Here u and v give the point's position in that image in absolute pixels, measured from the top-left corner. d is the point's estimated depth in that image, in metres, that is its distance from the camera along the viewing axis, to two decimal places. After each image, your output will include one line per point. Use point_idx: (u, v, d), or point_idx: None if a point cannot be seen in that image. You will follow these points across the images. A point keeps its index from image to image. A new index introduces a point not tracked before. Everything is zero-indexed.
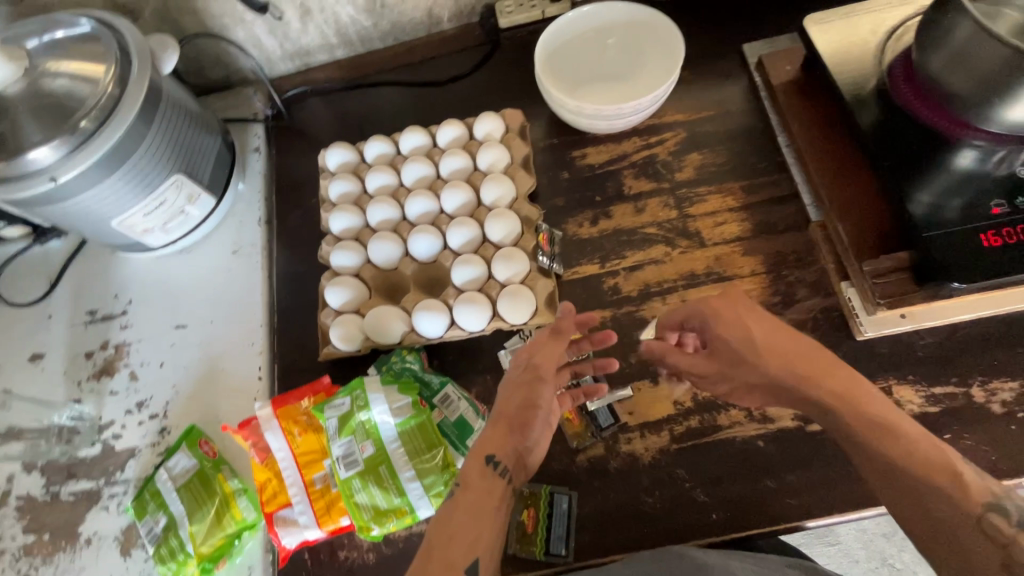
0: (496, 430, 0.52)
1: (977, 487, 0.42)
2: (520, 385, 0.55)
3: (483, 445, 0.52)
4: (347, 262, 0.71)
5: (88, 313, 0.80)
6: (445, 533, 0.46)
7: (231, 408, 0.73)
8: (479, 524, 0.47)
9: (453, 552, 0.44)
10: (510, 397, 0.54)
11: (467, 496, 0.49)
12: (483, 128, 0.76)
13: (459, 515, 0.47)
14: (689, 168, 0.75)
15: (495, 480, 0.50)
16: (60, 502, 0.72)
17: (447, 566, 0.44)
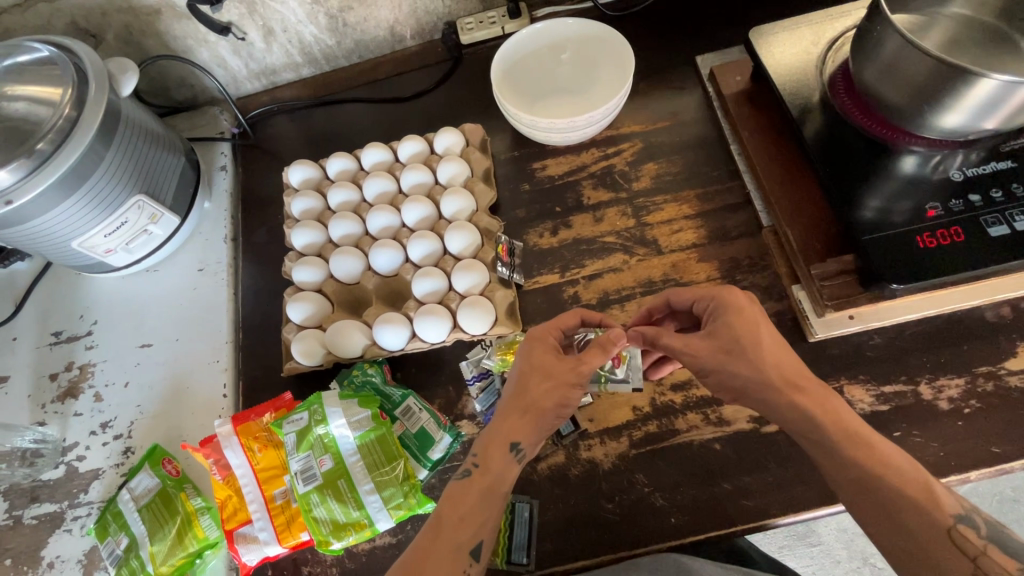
0: (519, 420, 0.53)
1: (948, 500, 0.45)
2: (556, 387, 0.53)
3: (505, 432, 0.53)
4: (310, 277, 0.72)
5: (53, 334, 0.80)
6: (457, 513, 0.50)
7: (196, 426, 0.73)
8: (488, 508, 0.51)
9: (460, 537, 0.49)
10: (542, 394, 0.53)
11: (480, 481, 0.52)
12: (443, 142, 0.78)
13: (470, 496, 0.51)
14: (646, 177, 0.77)
15: (512, 465, 0.53)
16: (23, 526, 0.71)
17: (453, 547, 0.48)
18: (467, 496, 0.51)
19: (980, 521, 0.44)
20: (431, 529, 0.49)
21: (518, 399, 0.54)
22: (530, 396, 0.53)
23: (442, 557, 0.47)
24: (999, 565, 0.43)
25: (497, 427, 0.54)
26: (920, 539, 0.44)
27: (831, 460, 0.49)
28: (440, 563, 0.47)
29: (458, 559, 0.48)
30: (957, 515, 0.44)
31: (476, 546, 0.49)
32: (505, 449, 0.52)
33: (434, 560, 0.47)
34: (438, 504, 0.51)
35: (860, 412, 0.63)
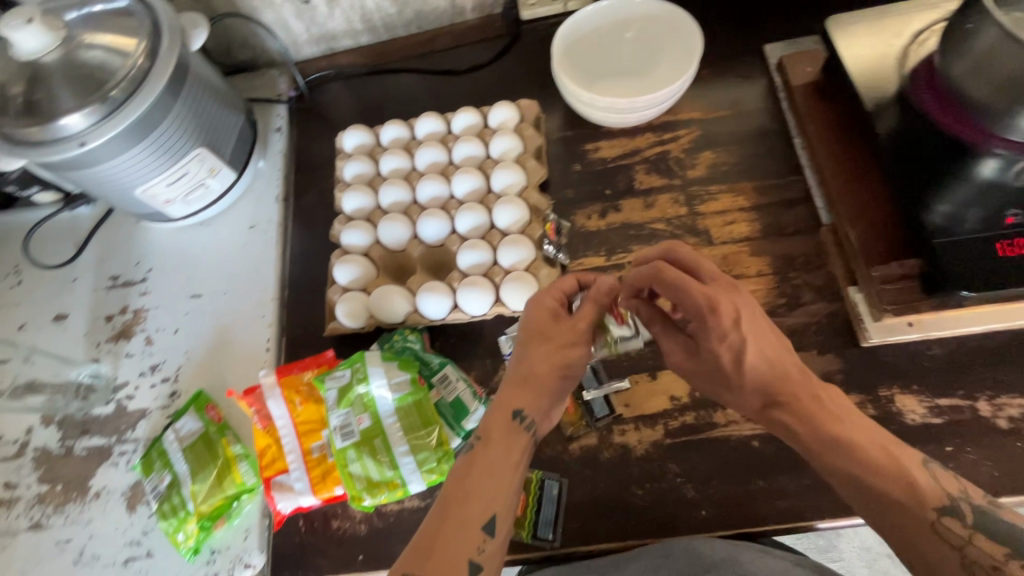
0: (519, 386, 0.53)
1: (931, 494, 0.43)
2: (553, 350, 0.54)
3: (507, 401, 0.53)
4: (358, 241, 0.73)
5: (110, 278, 0.84)
6: (465, 489, 0.48)
7: (238, 377, 0.75)
8: (499, 482, 0.49)
9: (468, 512, 0.47)
10: (541, 357, 0.54)
11: (487, 451, 0.50)
12: (498, 116, 0.78)
13: (477, 471, 0.49)
14: (702, 165, 0.75)
15: (519, 432, 0.52)
16: (74, 456, 0.75)
17: (463, 522, 0.47)
18: (473, 471, 0.49)
19: (966, 508, 0.42)
20: (437, 507, 0.48)
21: (519, 366, 0.54)
22: (526, 361, 0.54)
23: (450, 531, 0.46)
24: (988, 553, 0.41)
25: (501, 398, 0.53)
26: (914, 537, 0.42)
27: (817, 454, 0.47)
28: (449, 540, 0.46)
29: (468, 535, 0.46)
30: (941, 508, 0.42)
31: (489, 521, 0.47)
32: (510, 416, 0.52)
33: (443, 537, 0.46)
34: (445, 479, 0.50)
35: (909, 423, 0.61)
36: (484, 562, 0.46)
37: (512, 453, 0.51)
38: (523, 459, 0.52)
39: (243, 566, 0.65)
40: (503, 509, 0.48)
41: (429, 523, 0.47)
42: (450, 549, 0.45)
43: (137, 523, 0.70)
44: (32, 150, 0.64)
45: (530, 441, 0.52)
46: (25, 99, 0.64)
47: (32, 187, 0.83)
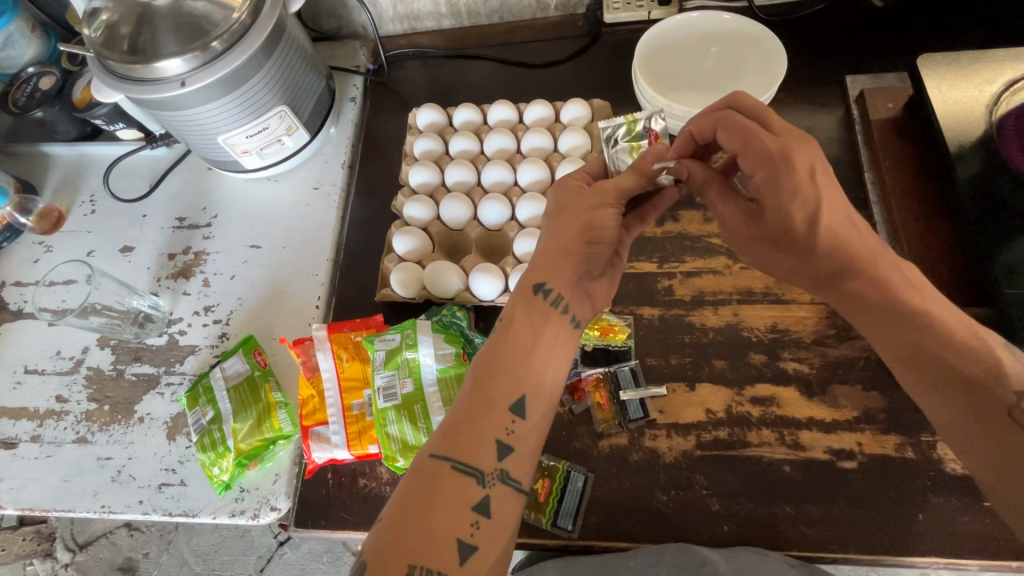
0: (545, 260, 0.53)
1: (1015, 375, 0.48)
2: (572, 220, 0.53)
3: (530, 279, 0.54)
4: (419, 214, 0.75)
5: (178, 219, 0.88)
6: (492, 368, 0.50)
7: (287, 328, 0.78)
8: (527, 364, 0.50)
9: (494, 393, 0.49)
10: (562, 225, 0.53)
11: (511, 330, 0.52)
12: (570, 112, 0.79)
13: (507, 352, 0.51)
14: None
15: (545, 307, 0.53)
16: (124, 380, 0.78)
17: (489, 402, 0.48)
18: (500, 349, 0.51)
19: None
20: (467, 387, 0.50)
21: (545, 240, 0.54)
22: (545, 235, 0.55)
23: (477, 410, 0.48)
24: None
25: (523, 279, 0.55)
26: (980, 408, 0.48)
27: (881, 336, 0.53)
28: (475, 419, 0.48)
29: (495, 414, 0.48)
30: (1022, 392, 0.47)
31: (519, 401, 0.49)
32: (531, 292, 0.53)
33: (469, 414, 0.48)
34: (473, 361, 0.51)
35: (949, 471, 0.60)
36: (514, 443, 0.48)
37: (540, 331, 0.52)
38: (555, 336, 0.52)
39: (268, 508, 0.67)
40: (533, 392, 0.50)
41: (458, 405, 0.50)
42: (477, 428, 0.48)
43: (175, 452, 0.73)
44: (136, 88, 0.67)
45: (562, 313, 0.53)
46: (131, 41, 0.66)
47: (118, 123, 0.87)
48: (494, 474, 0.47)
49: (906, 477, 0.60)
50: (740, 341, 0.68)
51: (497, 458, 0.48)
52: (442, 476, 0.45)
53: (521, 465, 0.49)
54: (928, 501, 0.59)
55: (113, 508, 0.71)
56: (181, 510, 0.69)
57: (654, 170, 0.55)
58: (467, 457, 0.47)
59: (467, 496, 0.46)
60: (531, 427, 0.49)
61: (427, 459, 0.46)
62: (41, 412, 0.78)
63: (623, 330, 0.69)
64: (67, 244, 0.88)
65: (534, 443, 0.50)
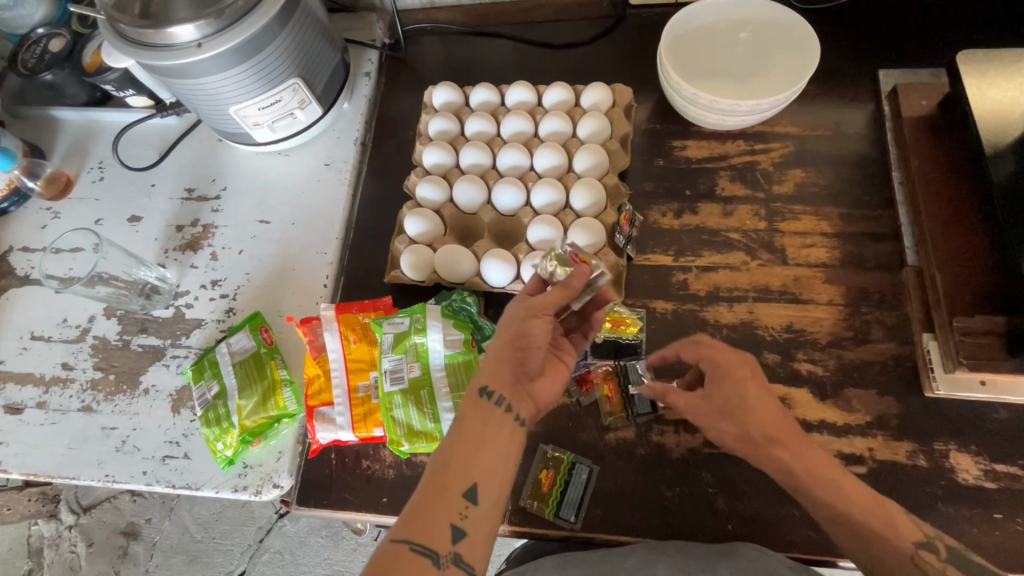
0: (490, 364, 0.53)
1: (909, 528, 0.49)
2: (513, 324, 0.54)
3: (479, 379, 0.53)
4: (431, 196, 0.73)
5: (186, 190, 0.87)
6: (444, 459, 0.49)
7: (294, 306, 0.77)
8: (478, 456, 0.50)
9: (449, 480, 0.48)
10: (506, 327, 0.54)
11: (464, 426, 0.51)
12: (590, 97, 0.76)
13: (459, 443, 0.50)
14: (790, 182, 0.73)
15: (493, 407, 0.51)
16: (130, 350, 0.78)
17: (443, 489, 0.48)
18: (453, 441, 0.50)
19: (940, 546, 0.49)
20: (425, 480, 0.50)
21: (495, 343, 0.54)
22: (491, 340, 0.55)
23: (431, 497, 0.47)
24: None
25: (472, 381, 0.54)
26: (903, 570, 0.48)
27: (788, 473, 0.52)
28: (430, 507, 0.47)
29: (449, 503, 0.47)
30: (918, 542, 0.49)
31: (470, 490, 0.48)
32: (475, 394, 0.52)
33: (424, 501, 0.47)
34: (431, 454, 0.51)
35: (961, 481, 0.59)
36: (469, 529, 0.47)
37: (490, 425, 0.51)
38: (504, 431, 0.51)
39: (271, 485, 0.67)
40: (486, 476, 0.49)
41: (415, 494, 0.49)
42: (430, 515, 0.47)
43: (180, 425, 0.73)
44: (131, 47, 0.65)
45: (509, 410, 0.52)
46: (142, 5, 0.64)
47: (128, 90, 0.84)
48: (448, 556, 0.46)
49: (917, 485, 0.59)
50: (754, 339, 0.67)
51: (451, 543, 0.46)
52: (399, 560, 0.44)
53: (477, 549, 0.47)
54: (938, 510, 0.58)
55: (116, 477, 0.71)
56: (184, 483, 0.70)
57: (581, 286, 0.54)
58: (424, 539, 0.46)
59: None
60: (485, 513, 0.48)
61: (386, 544, 0.46)
62: (47, 379, 0.78)
63: (634, 323, 0.68)
64: (75, 211, 0.87)
65: (490, 528, 0.48)
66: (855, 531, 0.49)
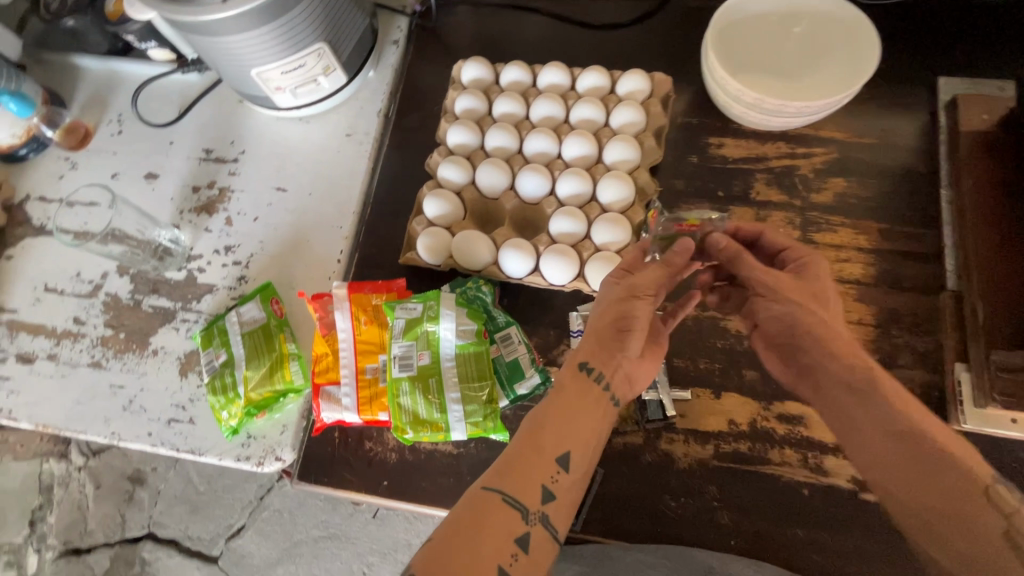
0: (591, 339, 0.52)
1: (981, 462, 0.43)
2: (615, 300, 0.52)
3: (581, 352, 0.52)
4: (453, 177, 0.71)
5: (204, 151, 0.85)
6: (541, 422, 0.49)
7: (306, 279, 0.76)
8: (574, 425, 0.49)
9: (545, 443, 0.48)
10: (609, 305, 0.52)
11: (562, 395, 0.50)
12: (627, 85, 0.72)
13: (559, 409, 0.50)
14: (829, 191, 0.69)
15: (593, 383, 0.50)
16: (141, 310, 0.78)
17: (539, 449, 0.47)
18: (551, 406, 0.50)
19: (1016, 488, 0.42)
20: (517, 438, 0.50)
21: (597, 318, 0.53)
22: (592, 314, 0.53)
23: (525, 455, 0.47)
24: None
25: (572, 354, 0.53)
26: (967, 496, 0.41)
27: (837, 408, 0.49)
28: (525, 463, 0.47)
29: (543, 463, 0.47)
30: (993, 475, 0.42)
31: (565, 455, 0.48)
32: (575, 368, 0.51)
33: (518, 457, 0.47)
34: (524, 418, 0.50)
35: None
36: (558, 492, 0.47)
37: (587, 399, 0.50)
38: (599, 408, 0.50)
39: (273, 458, 0.67)
40: (580, 445, 0.49)
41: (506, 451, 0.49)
42: (524, 469, 0.46)
43: (186, 389, 0.73)
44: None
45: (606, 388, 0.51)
46: None
47: (150, 42, 0.84)
48: (537, 513, 0.46)
49: None
50: None
51: (541, 502, 0.46)
52: (491, 507, 0.44)
53: (562, 514, 0.47)
54: None
55: (122, 435, 0.72)
56: (188, 447, 0.70)
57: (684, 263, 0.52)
58: (515, 493, 0.45)
59: (508, 528, 0.44)
60: (574, 480, 0.48)
61: (476, 490, 0.45)
62: (58, 331, 0.78)
63: None
64: (92, 164, 0.86)
65: (576, 493, 0.48)
66: (913, 443, 0.44)
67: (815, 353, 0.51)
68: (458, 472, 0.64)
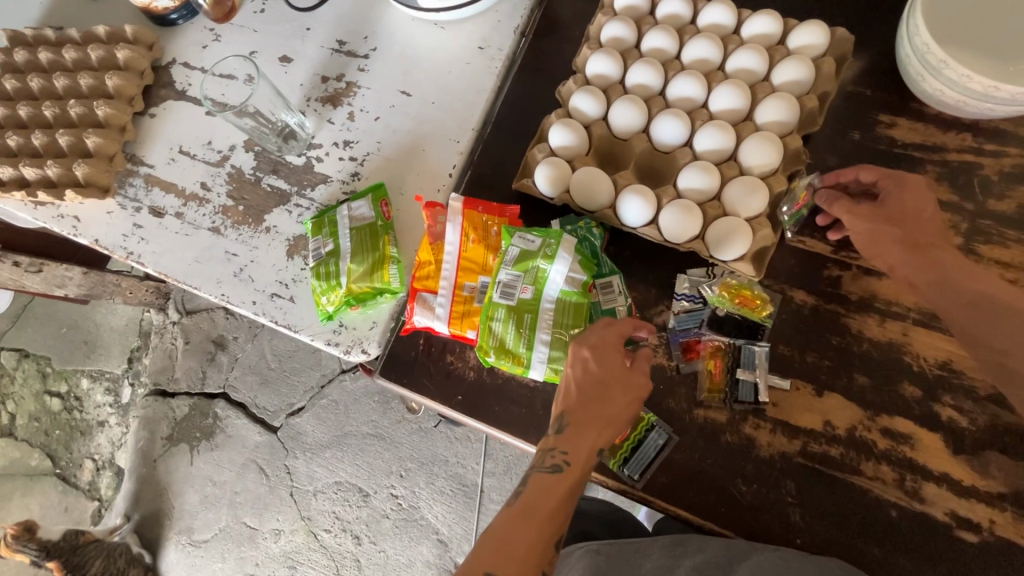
0: (596, 423, 0.52)
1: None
2: (624, 391, 0.53)
3: (586, 437, 0.52)
4: (585, 109, 0.67)
5: (338, 41, 0.85)
6: (545, 504, 0.49)
7: (416, 187, 0.76)
8: (569, 506, 0.50)
9: (550, 526, 0.48)
10: (621, 399, 0.53)
11: (566, 477, 0.51)
12: (801, 37, 0.64)
13: (556, 493, 0.50)
14: (1012, 200, 0.60)
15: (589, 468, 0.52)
16: (260, 188, 0.82)
17: (541, 534, 0.48)
18: (556, 486, 0.50)
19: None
20: (511, 514, 0.49)
21: (602, 405, 0.53)
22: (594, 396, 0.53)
23: (530, 538, 0.47)
24: None
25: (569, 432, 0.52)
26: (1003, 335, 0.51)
27: (962, 329, 0.53)
28: (526, 548, 0.46)
29: (543, 550, 0.47)
30: None
31: (557, 538, 0.49)
32: (581, 449, 0.52)
33: (522, 538, 0.47)
34: (521, 495, 0.50)
35: None
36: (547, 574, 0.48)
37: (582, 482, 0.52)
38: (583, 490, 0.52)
39: (360, 350, 0.70)
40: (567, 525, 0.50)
41: (498, 526, 0.48)
42: (526, 554, 0.46)
43: (291, 269, 0.77)
44: None
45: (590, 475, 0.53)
46: None
47: None
48: None
49: None
50: (896, 364, 0.59)
51: None
52: None
53: None
54: None
55: (230, 299, 0.77)
56: (285, 323, 0.75)
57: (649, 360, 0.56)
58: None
59: None
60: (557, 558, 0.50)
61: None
62: (187, 193, 0.84)
63: (764, 306, 0.62)
64: (234, 38, 0.89)
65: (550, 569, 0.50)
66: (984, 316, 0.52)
67: (909, 261, 0.55)
68: (531, 404, 0.65)
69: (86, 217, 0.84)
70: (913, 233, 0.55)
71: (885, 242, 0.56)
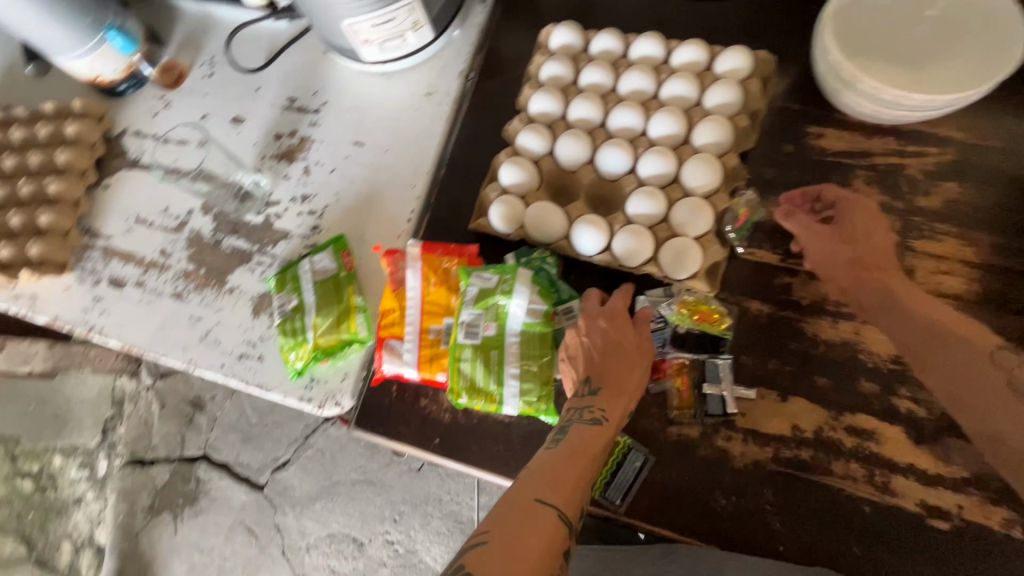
0: (622, 386, 0.56)
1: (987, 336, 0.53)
2: (641, 358, 0.57)
3: (614, 396, 0.55)
4: (532, 146, 0.70)
5: (288, 98, 0.86)
6: (587, 450, 0.50)
7: (376, 235, 0.77)
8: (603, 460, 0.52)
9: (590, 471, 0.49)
10: (640, 363, 0.57)
11: (601, 431, 0.52)
12: (726, 62, 0.68)
13: (595, 442, 0.51)
14: (938, 196, 0.63)
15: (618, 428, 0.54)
16: (221, 249, 0.82)
17: (583, 477, 0.49)
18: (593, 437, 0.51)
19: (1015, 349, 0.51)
20: (555, 455, 0.50)
21: (624, 367, 0.56)
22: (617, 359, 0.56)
23: (574, 478, 0.48)
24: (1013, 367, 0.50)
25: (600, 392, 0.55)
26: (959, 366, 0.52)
27: (913, 350, 0.56)
28: (571, 484, 0.47)
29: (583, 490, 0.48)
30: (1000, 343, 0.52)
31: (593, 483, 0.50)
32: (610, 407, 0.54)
33: (567, 477, 0.48)
34: (563, 443, 0.50)
35: None
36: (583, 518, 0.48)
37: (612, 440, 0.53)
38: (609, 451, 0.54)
39: (333, 403, 0.70)
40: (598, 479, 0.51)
41: (542, 468, 0.48)
42: (572, 487, 0.47)
43: (257, 327, 0.77)
44: None
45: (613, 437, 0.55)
46: None
47: None
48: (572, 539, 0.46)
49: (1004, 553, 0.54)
50: (852, 363, 0.61)
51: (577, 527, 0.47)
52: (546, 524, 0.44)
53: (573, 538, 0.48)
54: None
55: (198, 364, 0.76)
56: (256, 382, 0.74)
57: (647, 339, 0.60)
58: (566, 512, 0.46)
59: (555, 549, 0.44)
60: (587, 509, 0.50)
61: (534, 503, 0.45)
62: (146, 261, 0.83)
63: (723, 319, 0.63)
64: (184, 103, 0.90)
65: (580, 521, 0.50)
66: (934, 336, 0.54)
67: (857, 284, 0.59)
68: (508, 439, 0.65)
69: (45, 295, 0.83)
70: (863, 256, 0.59)
71: (836, 261, 0.60)
